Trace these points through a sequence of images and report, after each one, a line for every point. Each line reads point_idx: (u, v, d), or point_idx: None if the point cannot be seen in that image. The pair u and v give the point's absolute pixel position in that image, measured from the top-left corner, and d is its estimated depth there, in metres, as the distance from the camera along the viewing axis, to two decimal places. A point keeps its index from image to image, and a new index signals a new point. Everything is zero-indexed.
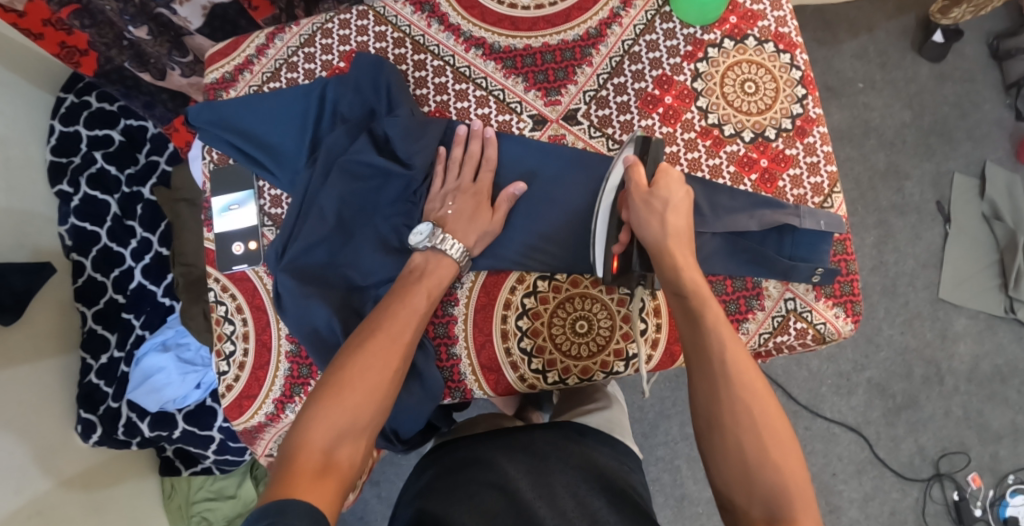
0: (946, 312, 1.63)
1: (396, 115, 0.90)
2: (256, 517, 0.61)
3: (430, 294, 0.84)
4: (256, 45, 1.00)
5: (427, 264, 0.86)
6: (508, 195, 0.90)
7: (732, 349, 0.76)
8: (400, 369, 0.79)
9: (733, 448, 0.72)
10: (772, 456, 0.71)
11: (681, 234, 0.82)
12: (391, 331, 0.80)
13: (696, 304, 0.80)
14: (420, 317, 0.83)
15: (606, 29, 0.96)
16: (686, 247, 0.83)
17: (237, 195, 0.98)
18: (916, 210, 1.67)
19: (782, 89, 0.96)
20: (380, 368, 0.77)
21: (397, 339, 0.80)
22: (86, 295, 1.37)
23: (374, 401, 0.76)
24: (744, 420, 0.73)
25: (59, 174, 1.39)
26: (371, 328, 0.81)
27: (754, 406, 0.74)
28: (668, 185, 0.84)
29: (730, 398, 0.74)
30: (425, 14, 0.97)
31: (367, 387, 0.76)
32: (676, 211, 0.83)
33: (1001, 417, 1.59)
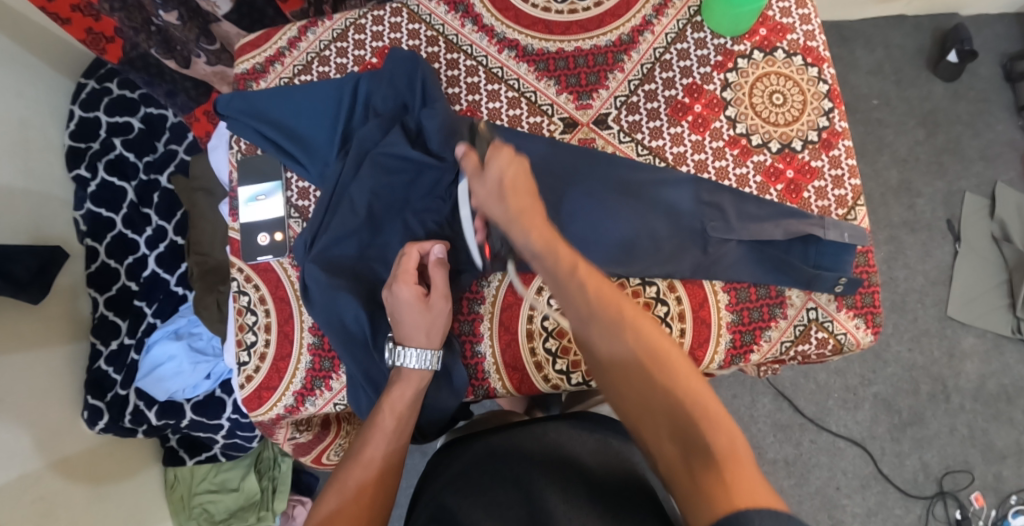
0: (954, 329, 1.66)
1: (433, 110, 0.90)
2: None
3: (397, 414, 0.81)
4: (287, 37, 1.00)
5: (397, 375, 0.83)
6: (433, 267, 0.85)
7: (595, 294, 0.73)
8: (378, 493, 0.74)
9: (627, 400, 0.70)
10: (657, 383, 0.68)
11: (521, 188, 0.78)
12: (365, 457, 0.77)
13: (557, 261, 0.76)
14: (393, 440, 0.79)
15: (638, 36, 0.97)
16: (532, 199, 0.79)
17: (265, 185, 0.98)
18: (927, 227, 1.70)
19: (809, 102, 0.97)
20: (355, 499, 0.73)
21: (366, 469, 0.76)
22: (99, 281, 1.37)
23: None
24: (629, 363, 0.70)
25: (77, 159, 1.39)
26: (344, 464, 0.77)
27: (636, 342, 0.70)
28: (495, 158, 0.79)
29: (610, 347, 0.71)
30: (459, 14, 0.98)
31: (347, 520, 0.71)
32: (510, 174, 0.79)
33: (1005, 437, 1.62)
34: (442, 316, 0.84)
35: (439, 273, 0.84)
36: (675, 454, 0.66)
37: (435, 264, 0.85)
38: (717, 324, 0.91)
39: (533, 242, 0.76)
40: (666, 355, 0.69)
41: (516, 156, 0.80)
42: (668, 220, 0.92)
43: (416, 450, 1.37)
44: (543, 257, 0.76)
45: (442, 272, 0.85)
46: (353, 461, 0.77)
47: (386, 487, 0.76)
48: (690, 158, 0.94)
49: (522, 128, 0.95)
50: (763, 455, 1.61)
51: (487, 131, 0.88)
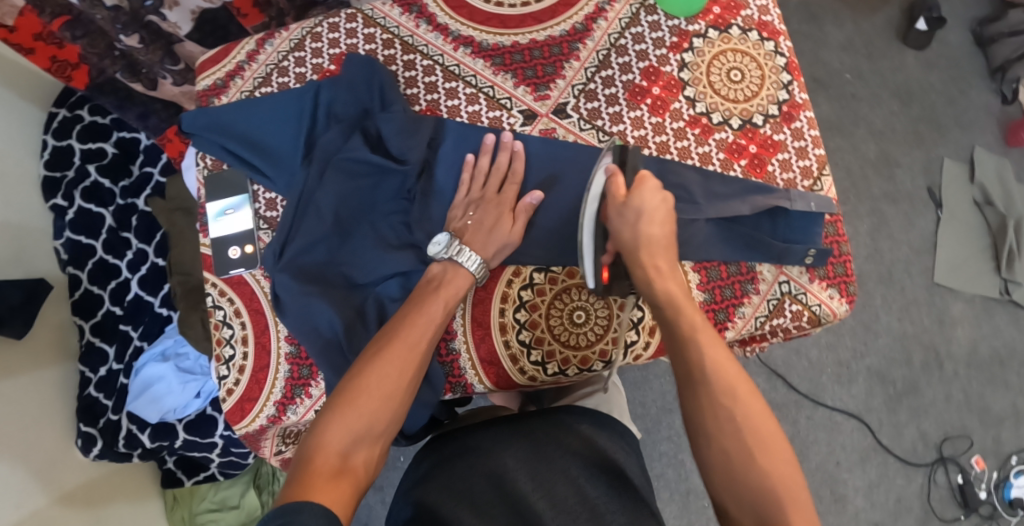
0: (943, 297, 1.71)
1: (391, 112, 0.91)
2: (272, 516, 0.61)
3: (446, 304, 0.83)
4: (246, 51, 1.01)
5: (444, 273, 0.85)
6: (524, 206, 0.88)
7: (715, 366, 0.76)
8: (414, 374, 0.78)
9: (717, 460, 0.74)
10: (754, 458, 0.73)
11: (658, 242, 0.82)
12: (406, 341, 0.79)
13: (684, 324, 0.80)
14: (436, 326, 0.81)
15: (592, 23, 0.97)
16: (663, 253, 0.82)
17: (233, 199, 0.98)
18: (908, 197, 1.74)
19: (767, 76, 0.97)
20: (396, 376, 0.76)
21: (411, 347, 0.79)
22: (84, 309, 1.38)
23: (390, 407, 0.75)
24: (733, 441, 0.74)
25: (53, 190, 1.39)
26: (387, 337, 0.79)
27: (744, 414, 0.75)
28: (643, 195, 0.82)
29: (716, 419, 0.75)
30: (413, 15, 0.98)
31: (387, 387, 0.75)
32: (650, 218, 0.82)
33: (1001, 400, 1.68)
34: (510, 247, 0.87)
35: (526, 215, 0.88)
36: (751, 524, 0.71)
37: (528, 206, 0.89)
38: None
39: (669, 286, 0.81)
40: (767, 436, 0.74)
41: (661, 195, 0.82)
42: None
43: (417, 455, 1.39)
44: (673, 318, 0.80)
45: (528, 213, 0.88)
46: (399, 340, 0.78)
47: (418, 374, 0.78)
48: (651, 141, 0.94)
49: (482, 124, 0.94)
50: None
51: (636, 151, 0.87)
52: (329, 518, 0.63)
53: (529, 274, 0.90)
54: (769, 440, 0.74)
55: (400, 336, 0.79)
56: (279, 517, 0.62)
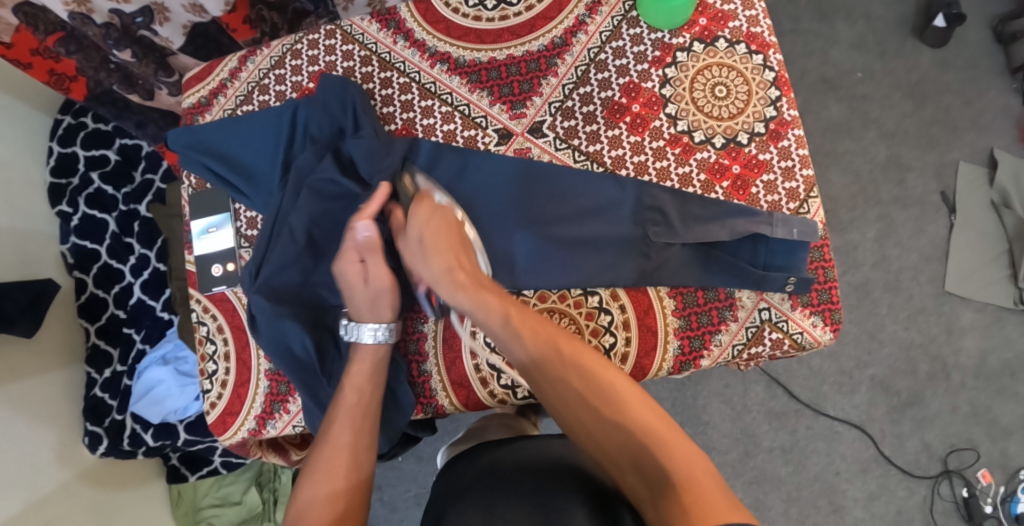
0: (952, 305, 1.68)
1: (360, 135, 0.89)
2: None
3: (358, 389, 0.85)
4: (228, 68, 1.02)
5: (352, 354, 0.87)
6: (368, 249, 0.86)
7: (538, 347, 0.79)
8: (354, 468, 0.80)
9: (576, 427, 0.76)
10: (602, 413, 0.74)
11: (448, 264, 0.82)
12: (331, 437, 0.81)
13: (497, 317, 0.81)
14: (361, 412, 0.83)
15: (572, 37, 0.94)
16: (463, 260, 0.83)
17: (215, 218, 1.00)
18: (919, 202, 1.71)
19: (754, 92, 0.94)
20: (332, 478, 0.78)
21: (341, 442, 0.81)
22: (89, 311, 1.39)
23: (342, 511, 0.76)
24: (580, 406, 0.76)
25: (58, 196, 1.39)
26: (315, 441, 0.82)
27: (595, 399, 0.75)
28: (423, 217, 0.83)
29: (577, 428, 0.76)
30: (391, 31, 0.97)
31: (327, 490, 0.77)
32: (435, 234, 0.83)
33: (1010, 412, 1.65)
34: (383, 295, 0.86)
35: (371, 256, 0.86)
36: (636, 482, 0.71)
37: (368, 246, 0.86)
38: (665, 331, 0.89)
39: (466, 300, 0.81)
40: (609, 391, 0.75)
41: (440, 210, 0.84)
42: (597, 238, 0.90)
43: (412, 455, 1.42)
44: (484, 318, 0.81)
45: (376, 255, 0.86)
46: (326, 441, 0.81)
47: (362, 462, 0.80)
48: (629, 161, 0.92)
49: (456, 143, 0.93)
50: (759, 444, 1.65)
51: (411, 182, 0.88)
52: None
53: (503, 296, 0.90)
54: (616, 392, 0.75)
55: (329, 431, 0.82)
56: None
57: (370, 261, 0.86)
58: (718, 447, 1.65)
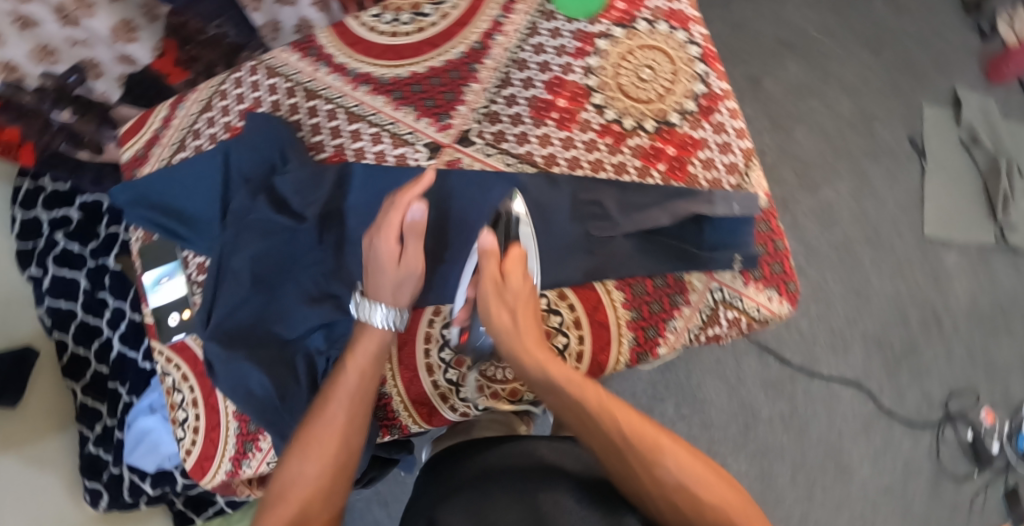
0: (936, 251, 1.67)
1: (290, 171, 0.92)
2: None
3: (362, 372, 0.82)
4: (160, 118, 1.02)
5: (359, 331, 0.84)
6: (410, 229, 0.83)
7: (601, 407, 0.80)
8: (343, 449, 0.79)
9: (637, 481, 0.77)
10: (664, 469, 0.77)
11: (529, 324, 0.83)
12: (324, 416, 0.80)
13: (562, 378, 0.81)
14: (359, 394, 0.81)
15: (489, 40, 0.93)
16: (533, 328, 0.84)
17: (165, 268, 1.01)
18: (890, 152, 1.69)
19: (681, 69, 0.91)
20: (320, 460, 0.78)
21: (335, 422, 0.80)
22: (73, 370, 1.36)
23: (324, 489, 0.78)
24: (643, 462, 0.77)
25: (26, 259, 1.35)
26: (308, 417, 0.80)
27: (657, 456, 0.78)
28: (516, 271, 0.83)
29: (632, 462, 0.77)
30: (311, 59, 0.96)
31: (314, 471, 0.77)
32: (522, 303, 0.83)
33: (1006, 351, 1.64)
34: (412, 280, 0.83)
35: (414, 239, 0.83)
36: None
37: (411, 228, 0.83)
38: (616, 324, 0.88)
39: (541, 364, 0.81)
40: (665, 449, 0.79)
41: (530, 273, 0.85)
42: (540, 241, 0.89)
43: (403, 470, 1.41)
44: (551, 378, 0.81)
45: (416, 237, 0.83)
46: (319, 421, 0.79)
47: (353, 449, 0.80)
48: (561, 157, 0.90)
49: (387, 163, 0.92)
50: (758, 416, 1.61)
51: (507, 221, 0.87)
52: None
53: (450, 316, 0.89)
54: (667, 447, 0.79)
55: (330, 417, 0.80)
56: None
57: (409, 245, 0.83)
58: (718, 424, 1.60)
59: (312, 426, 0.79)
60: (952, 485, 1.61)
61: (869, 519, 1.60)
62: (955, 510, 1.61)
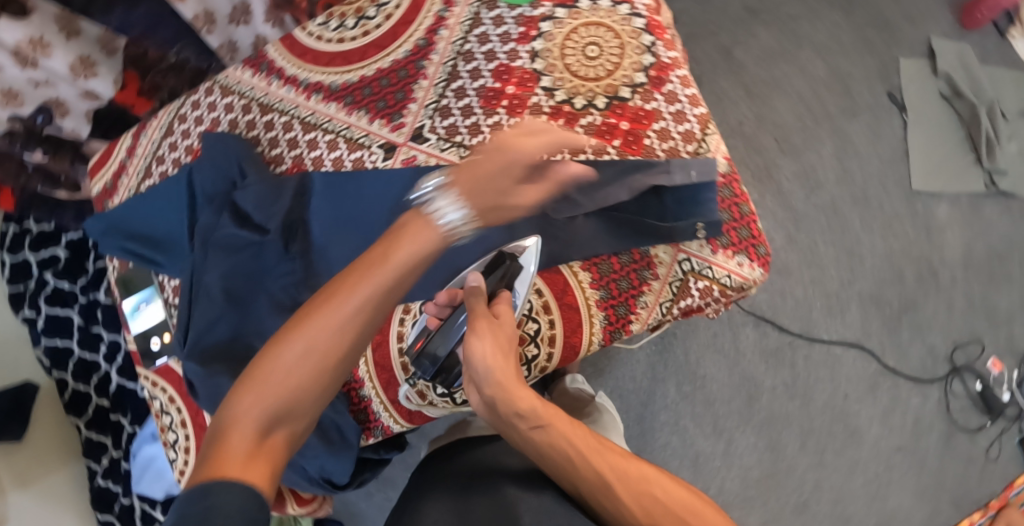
0: (926, 203, 1.65)
1: (249, 185, 0.92)
2: (185, 508, 0.56)
3: (414, 253, 0.67)
4: (125, 148, 1.05)
5: (414, 218, 0.70)
6: (550, 168, 0.78)
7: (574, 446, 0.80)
8: (359, 338, 0.66)
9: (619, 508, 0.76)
10: (641, 493, 0.76)
11: (506, 368, 0.79)
12: (349, 290, 0.66)
13: (535, 423, 0.80)
14: (399, 274, 0.66)
15: (434, 35, 0.94)
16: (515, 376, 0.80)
17: (142, 293, 1.03)
18: (869, 108, 1.67)
19: (628, 43, 0.91)
20: (330, 341, 0.65)
21: (361, 305, 0.66)
22: (75, 407, 1.35)
23: (323, 379, 0.65)
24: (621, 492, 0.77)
25: (19, 302, 1.35)
26: (332, 288, 0.66)
27: (633, 483, 0.77)
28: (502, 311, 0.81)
29: (620, 497, 0.77)
30: (264, 74, 0.98)
31: (320, 350, 0.64)
32: (501, 344, 0.79)
33: (1007, 297, 1.62)
34: (513, 210, 0.76)
35: (544, 176, 0.78)
36: None
37: (552, 170, 0.78)
38: (586, 305, 0.88)
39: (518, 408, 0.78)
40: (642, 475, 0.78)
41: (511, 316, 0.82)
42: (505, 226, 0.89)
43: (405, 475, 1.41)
44: (524, 422, 0.79)
45: (554, 176, 0.78)
46: (343, 296, 0.65)
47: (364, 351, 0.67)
48: None
49: (345, 168, 0.92)
50: (761, 387, 1.59)
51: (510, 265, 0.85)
52: (246, 504, 0.58)
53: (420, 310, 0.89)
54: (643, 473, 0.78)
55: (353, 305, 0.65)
56: (188, 507, 0.57)
57: (531, 182, 0.77)
58: (721, 399, 1.58)
59: (328, 310, 0.65)
60: (966, 437, 1.59)
61: (884, 479, 1.57)
62: (971, 462, 1.58)
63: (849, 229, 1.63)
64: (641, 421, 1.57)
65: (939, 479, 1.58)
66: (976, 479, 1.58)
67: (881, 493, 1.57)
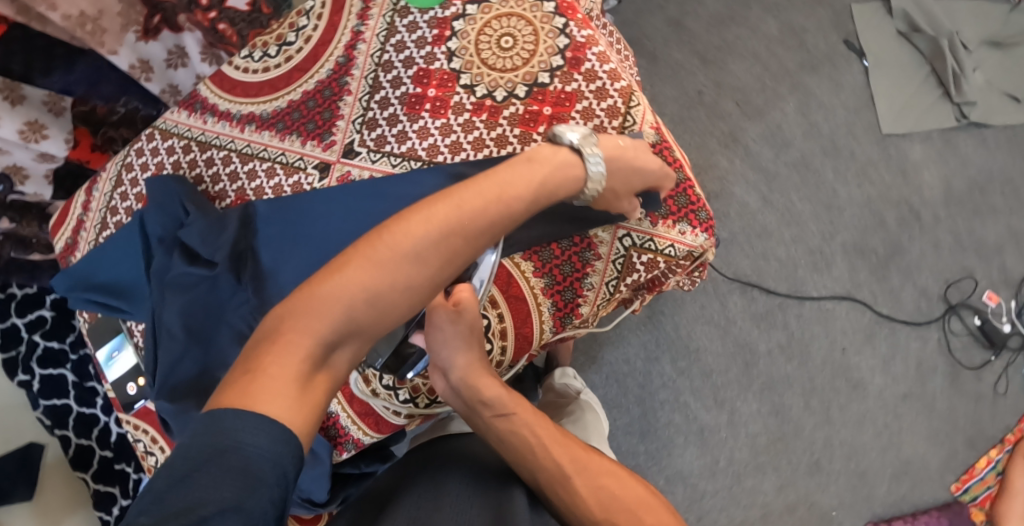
0: (898, 145, 1.62)
1: (191, 223, 0.93)
2: (228, 417, 0.55)
3: (499, 205, 0.71)
4: (80, 204, 1.08)
5: (512, 172, 0.74)
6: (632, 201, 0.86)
7: (538, 438, 0.83)
8: (434, 281, 0.67)
9: (576, 499, 0.80)
10: (598, 485, 0.81)
11: (478, 367, 0.82)
12: (441, 224, 0.67)
13: (503, 414, 0.83)
14: (483, 224, 0.69)
15: (353, 51, 0.96)
16: (485, 373, 0.84)
17: (114, 342, 1.06)
18: (828, 59, 1.66)
19: (540, 30, 0.92)
20: (413, 273, 0.65)
21: (448, 243, 0.67)
22: (80, 462, 1.35)
23: (391, 314, 0.65)
24: (578, 483, 0.81)
25: (13, 368, 1.36)
26: (428, 214, 0.67)
27: (590, 475, 0.81)
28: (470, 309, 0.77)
29: (578, 489, 0.80)
30: (198, 113, 1.01)
31: (403, 279, 0.65)
32: (473, 340, 0.80)
33: (993, 228, 1.59)
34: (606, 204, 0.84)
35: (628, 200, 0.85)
36: None
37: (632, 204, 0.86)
38: (532, 294, 0.89)
39: (488, 396, 0.82)
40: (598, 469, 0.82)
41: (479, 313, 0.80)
42: None
43: None
44: (494, 411, 0.83)
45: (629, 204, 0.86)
46: (439, 225, 0.67)
47: (419, 300, 0.66)
48: (442, 145, 0.91)
49: (285, 194, 0.95)
50: (756, 351, 1.56)
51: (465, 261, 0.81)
52: (277, 432, 0.56)
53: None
54: (598, 467, 0.82)
55: (411, 246, 0.65)
56: (207, 433, 0.55)
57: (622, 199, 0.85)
58: (717, 370, 1.56)
59: (389, 246, 0.65)
60: (971, 375, 1.56)
61: (894, 428, 1.54)
62: (979, 400, 1.55)
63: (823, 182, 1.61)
64: (641, 403, 1.55)
65: (950, 421, 1.55)
66: (987, 416, 1.55)
67: (893, 442, 1.54)
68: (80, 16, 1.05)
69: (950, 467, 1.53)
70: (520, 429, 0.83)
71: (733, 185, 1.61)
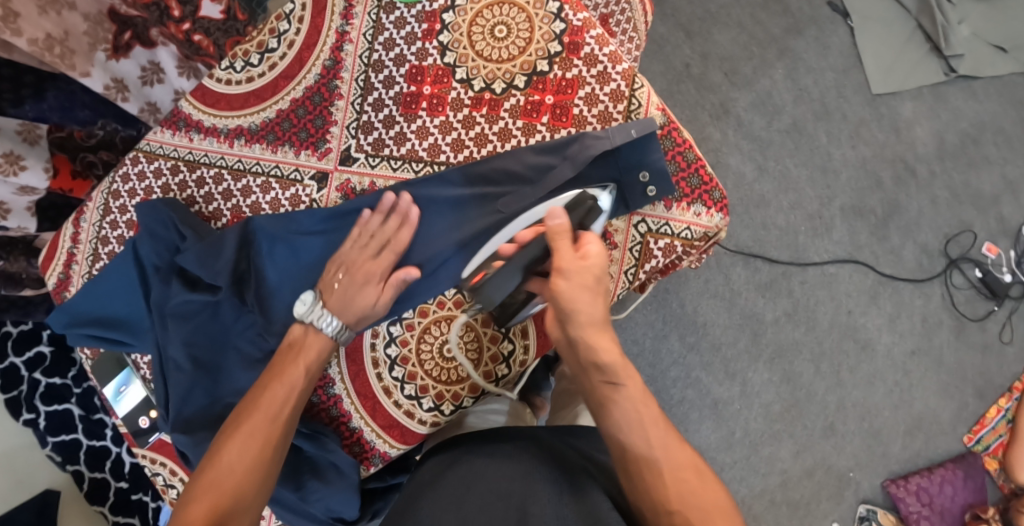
0: (888, 103, 1.61)
1: (188, 248, 0.90)
2: None
3: (307, 369, 0.85)
4: (68, 237, 1.02)
5: (302, 338, 0.86)
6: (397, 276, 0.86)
7: (635, 411, 0.77)
8: (279, 440, 0.81)
9: (647, 487, 0.75)
10: (675, 478, 0.75)
11: (595, 321, 0.78)
12: (266, 400, 0.82)
13: (615, 372, 0.78)
14: (301, 382, 0.84)
15: (339, 53, 0.93)
16: (604, 330, 0.79)
17: (119, 377, 1.02)
18: (813, 22, 1.63)
19: (534, 16, 0.88)
20: (258, 442, 0.79)
21: (274, 410, 0.82)
22: (97, 495, 1.30)
23: (258, 478, 0.78)
24: (659, 470, 0.75)
25: (16, 407, 1.28)
26: (252, 398, 0.83)
27: (672, 464, 0.75)
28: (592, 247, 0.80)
29: (661, 476, 0.75)
30: (183, 131, 0.96)
31: (250, 454, 0.78)
32: (586, 298, 0.78)
33: (988, 179, 1.59)
34: (376, 297, 0.86)
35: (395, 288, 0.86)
36: None
37: (400, 282, 0.86)
38: None
39: (605, 349, 0.78)
40: (679, 463, 0.76)
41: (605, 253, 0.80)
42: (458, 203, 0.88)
43: None
44: (604, 368, 0.78)
45: (398, 286, 0.86)
46: (264, 399, 0.82)
47: (276, 456, 0.80)
48: (443, 143, 0.90)
49: (283, 208, 0.93)
50: (764, 322, 1.56)
51: (579, 205, 0.83)
52: None
53: (390, 339, 0.91)
54: (683, 460, 0.76)
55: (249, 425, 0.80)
56: None
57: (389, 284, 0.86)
58: (727, 342, 1.55)
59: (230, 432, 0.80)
60: (976, 327, 1.57)
61: (904, 385, 1.55)
62: (986, 350, 1.56)
63: (816, 147, 1.59)
64: (652, 382, 1.55)
65: (959, 374, 1.56)
66: (995, 365, 1.56)
67: (904, 399, 1.55)
68: (46, 39, 0.96)
69: (961, 419, 1.55)
70: (626, 394, 0.78)
71: (727, 156, 1.60)
